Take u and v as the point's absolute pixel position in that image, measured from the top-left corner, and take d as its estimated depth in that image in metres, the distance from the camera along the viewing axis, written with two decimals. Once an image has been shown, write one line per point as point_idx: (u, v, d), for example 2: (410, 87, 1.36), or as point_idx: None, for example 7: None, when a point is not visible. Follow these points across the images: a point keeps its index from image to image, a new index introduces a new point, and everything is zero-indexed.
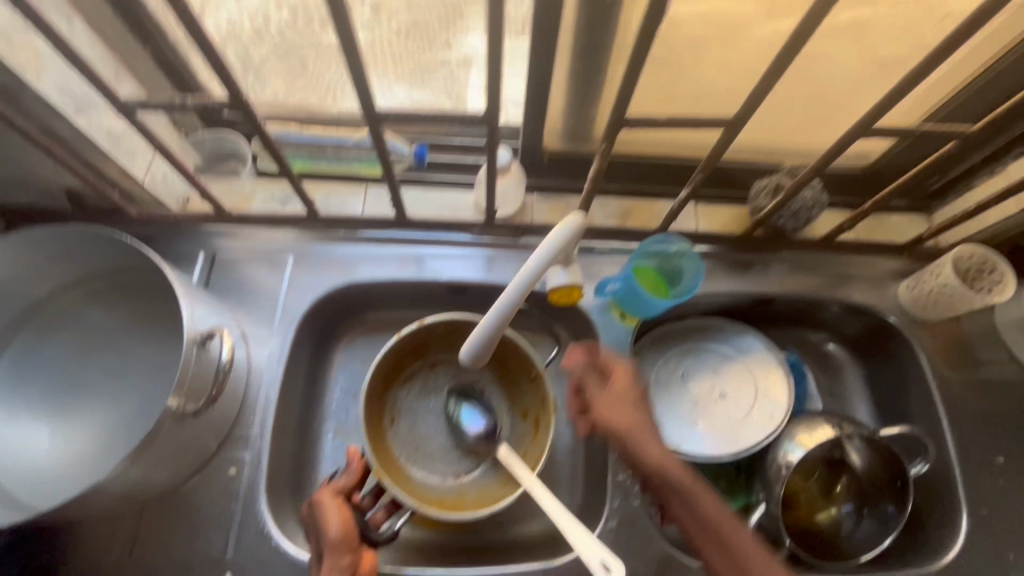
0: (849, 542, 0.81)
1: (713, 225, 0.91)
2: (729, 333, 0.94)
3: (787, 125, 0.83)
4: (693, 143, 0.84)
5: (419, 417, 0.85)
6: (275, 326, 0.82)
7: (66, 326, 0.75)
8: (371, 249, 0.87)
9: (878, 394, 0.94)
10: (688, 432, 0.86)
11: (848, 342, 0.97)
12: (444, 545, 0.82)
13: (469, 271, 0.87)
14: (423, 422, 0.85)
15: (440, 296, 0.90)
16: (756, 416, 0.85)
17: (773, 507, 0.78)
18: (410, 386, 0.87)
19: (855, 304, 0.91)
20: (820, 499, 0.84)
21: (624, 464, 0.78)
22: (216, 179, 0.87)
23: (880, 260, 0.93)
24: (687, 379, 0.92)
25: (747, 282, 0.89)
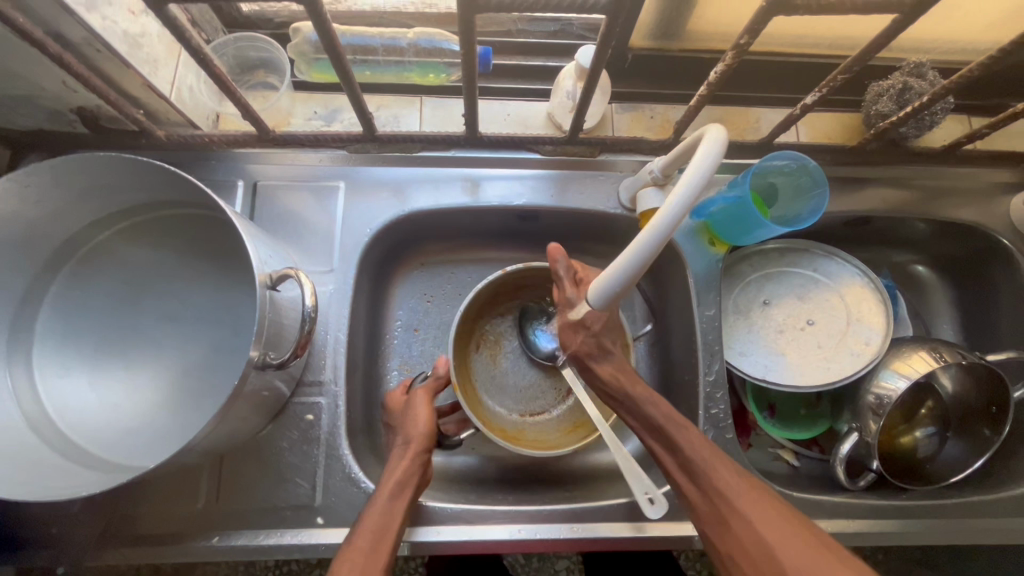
0: (932, 465, 0.79)
1: (814, 136, 0.81)
2: (816, 255, 0.87)
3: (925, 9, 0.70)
4: (806, 37, 0.72)
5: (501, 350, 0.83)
6: (334, 262, 0.75)
7: (106, 270, 0.67)
8: (430, 171, 0.78)
9: (967, 317, 0.90)
10: (775, 360, 0.82)
11: (937, 262, 0.91)
12: (522, 478, 0.80)
13: (542, 196, 0.78)
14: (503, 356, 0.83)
15: (507, 225, 0.82)
16: (850, 344, 0.81)
17: (869, 437, 0.75)
18: (504, 319, 0.83)
19: (960, 222, 0.83)
20: (902, 425, 0.80)
21: (717, 397, 0.75)
22: (247, 93, 0.75)
23: (989, 171, 0.84)
24: (770, 305, 0.86)
25: (845, 201, 0.81)
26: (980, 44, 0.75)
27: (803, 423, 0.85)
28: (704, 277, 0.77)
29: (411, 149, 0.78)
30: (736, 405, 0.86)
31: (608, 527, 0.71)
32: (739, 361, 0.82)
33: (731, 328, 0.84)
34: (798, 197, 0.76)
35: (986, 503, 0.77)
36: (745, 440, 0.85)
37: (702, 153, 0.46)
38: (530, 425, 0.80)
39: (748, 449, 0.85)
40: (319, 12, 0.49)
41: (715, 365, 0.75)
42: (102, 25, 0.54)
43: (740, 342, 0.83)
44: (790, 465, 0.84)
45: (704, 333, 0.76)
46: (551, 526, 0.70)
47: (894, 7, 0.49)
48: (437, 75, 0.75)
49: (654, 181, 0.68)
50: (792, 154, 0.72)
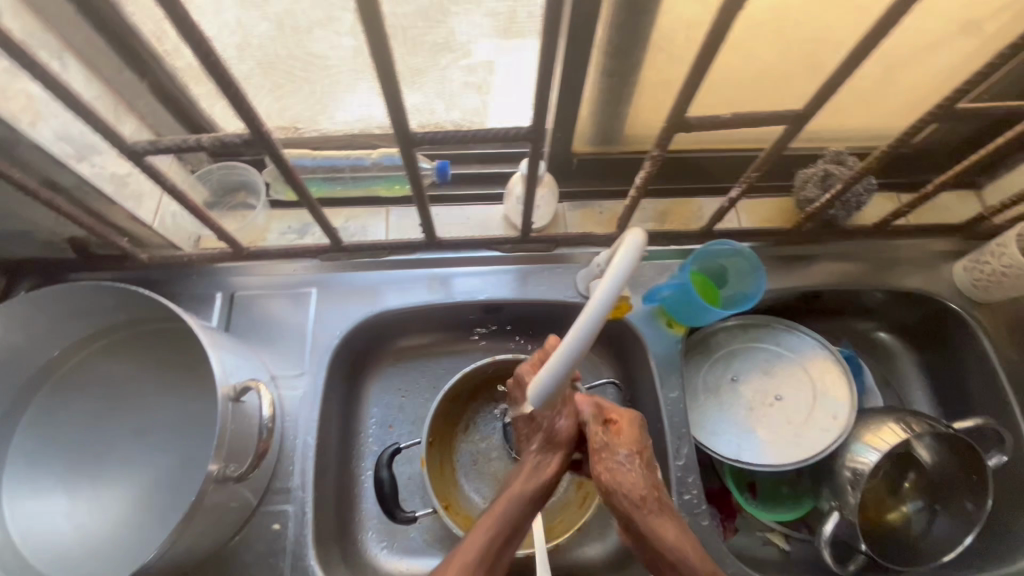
0: (923, 542, 0.76)
1: (755, 220, 0.86)
2: (778, 330, 0.89)
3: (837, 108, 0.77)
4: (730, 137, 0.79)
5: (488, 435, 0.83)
6: (305, 366, 0.78)
7: (81, 388, 0.70)
8: (397, 273, 0.83)
9: (937, 382, 0.90)
10: (747, 439, 0.82)
11: (899, 329, 0.93)
12: None
13: (505, 289, 0.83)
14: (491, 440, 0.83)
15: (474, 318, 0.85)
16: (818, 418, 0.81)
17: (848, 514, 0.74)
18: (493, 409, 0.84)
19: (908, 291, 0.87)
20: (888, 498, 0.79)
21: (688, 482, 0.74)
22: (227, 214, 0.82)
23: (929, 241, 0.89)
24: (738, 382, 0.87)
25: (792, 277, 0.86)
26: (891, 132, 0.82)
27: (786, 502, 0.83)
28: (664, 359, 0.79)
29: (379, 255, 0.83)
30: (715, 485, 0.85)
31: None
32: (710, 440, 0.82)
33: (701, 407, 0.85)
34: (743, 277, 0.81)
35: None
36: (730, 524, 0.83)
37: (622, 253, 0.49)
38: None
39: (733, 534, 0.83)
40: (276, 151, 0.56)
41: (683, 448, 0.75)
42: (92, 172, 0.62)
43: (711, 421, 0.84)
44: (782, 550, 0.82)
45: (670, 415, 0.77)
46: None
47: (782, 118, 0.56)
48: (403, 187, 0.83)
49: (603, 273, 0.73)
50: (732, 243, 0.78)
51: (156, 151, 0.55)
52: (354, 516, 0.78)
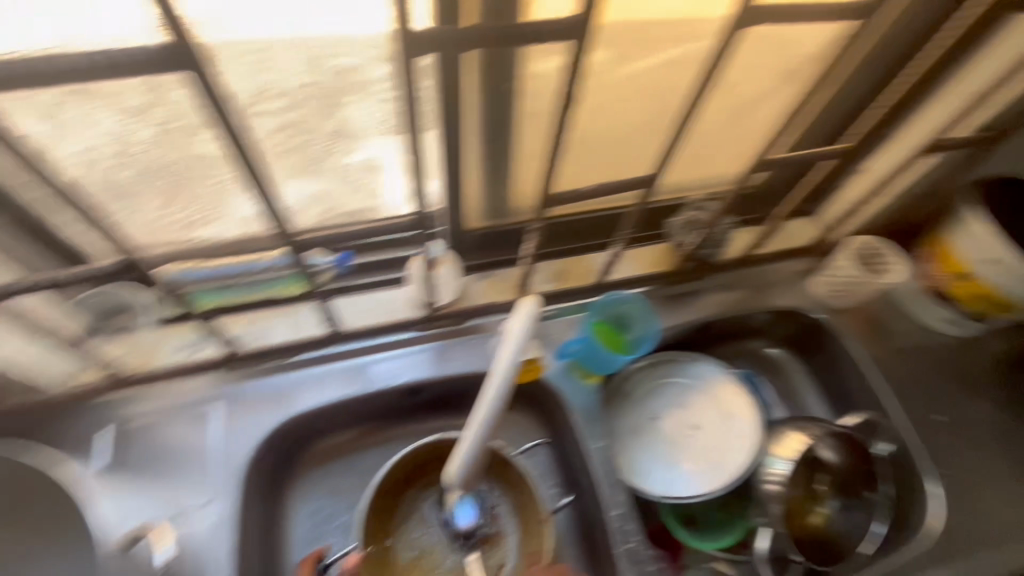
0: (843, 538, 0.82)
1: (643, 267, 0.95)
2: (685, 362, 0.95)
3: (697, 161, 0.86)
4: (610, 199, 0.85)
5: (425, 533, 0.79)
6: (217, 489, 0.73)
7: None
8: (310, 371, 0.82)
9: (825, 385, 1.00)
10: (673, 474, 0.87)
11: (785, 343, 1.04)
12: None
13: (423, 368, 0.83)
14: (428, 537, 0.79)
15: (396, 404, 0.84)
16: (730, 442, 0.88)
17: (775, 528, 0.79)
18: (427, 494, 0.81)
19: (781, 309, 0.98)
20: (812, 502, 0.83)
21: (629, 530, 0.76)
22: (108, 341, 0.76)
23: (791, 263, 1.01)
24: (657, 420, 0.93)
25: (682, 313, 0.95)
26: None
27: (724, 529, 0.87)
28: (585, 412, 0.82)
29: (288, 355, 0.82)
30: (658, 526, 0.87)
31: None
32: (642, 483, 0.86)
33: (628, 451, 0.89)
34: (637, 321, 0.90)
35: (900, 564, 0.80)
36: (676, 563, 0.85)
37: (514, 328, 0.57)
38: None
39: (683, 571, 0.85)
40: None
41: (618, 497, 0.77)
42: None
43: (639, 463, 0.88)
44: None
45: (599, 467, 0.79)
46: None
47: None
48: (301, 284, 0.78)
49: None
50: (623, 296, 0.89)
51: None
52: None
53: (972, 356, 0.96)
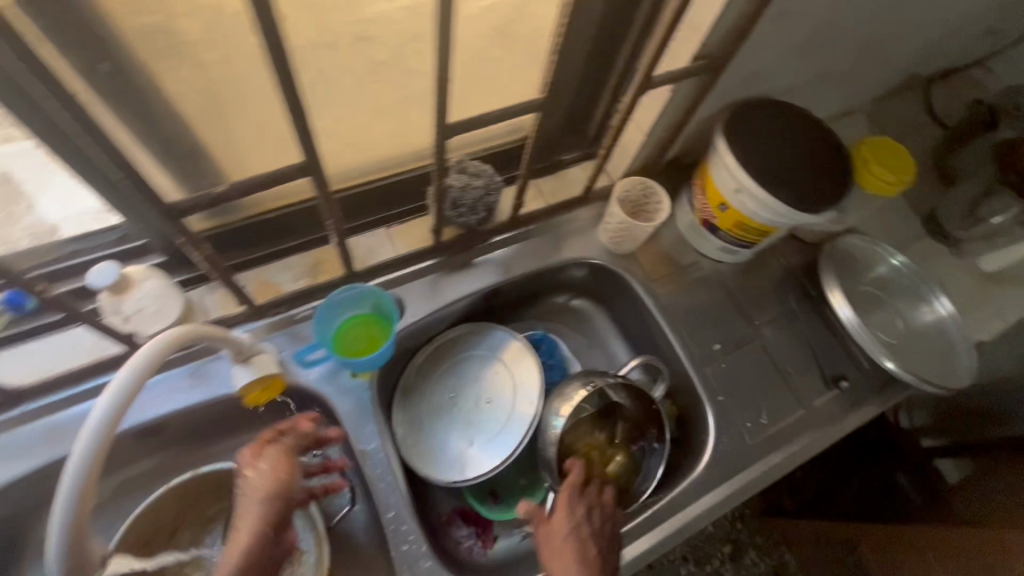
0: (638, 479, 0.85)
1: (411, 242, 0.87)
2: (478, 334, 0.92)
3: (412, 128, 0.76)
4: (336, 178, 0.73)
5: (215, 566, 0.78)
6: None
7: None
8: (16, 437, 0.71)
9: (626, 329, 1.01)
10: (469, 454, 0.86)
11: (585, 293, 1.03)
12: None
13: (159, 406, 0.73)
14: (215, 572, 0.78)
15: (140, 445, 0.76)
16: (521, 409, 0.87)
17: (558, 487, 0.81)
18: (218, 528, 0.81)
19: (569, 262, 0.95)
20: (607, 448, 0.86)
21: (405, 532, 0.73)
22: None
23: (576, 213, 0.97)
24: (457, 398, 0.90)
25: (465, 283, 0.89)
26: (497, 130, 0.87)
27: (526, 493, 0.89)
28: (354, 417, 0.77)
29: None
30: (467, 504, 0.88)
31: None
32: (439, 469, 0.84)
33: (428, 439, 0.87)
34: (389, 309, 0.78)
35: (682, 494, 0.84)
36: (487, 536, 0.86)
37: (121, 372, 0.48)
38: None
39: (494, 542, 0.86)
40: None
41: (393, 498, 0.74)
42: None
43: (436, 449, 0.86)
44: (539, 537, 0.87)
45: (370, 471, 0.75)
46: None
47: None
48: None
49: (234, 360, 0.67)
50: (359, 287, 0.76)
51: None
52: None
53: (749, 278, 0.99)
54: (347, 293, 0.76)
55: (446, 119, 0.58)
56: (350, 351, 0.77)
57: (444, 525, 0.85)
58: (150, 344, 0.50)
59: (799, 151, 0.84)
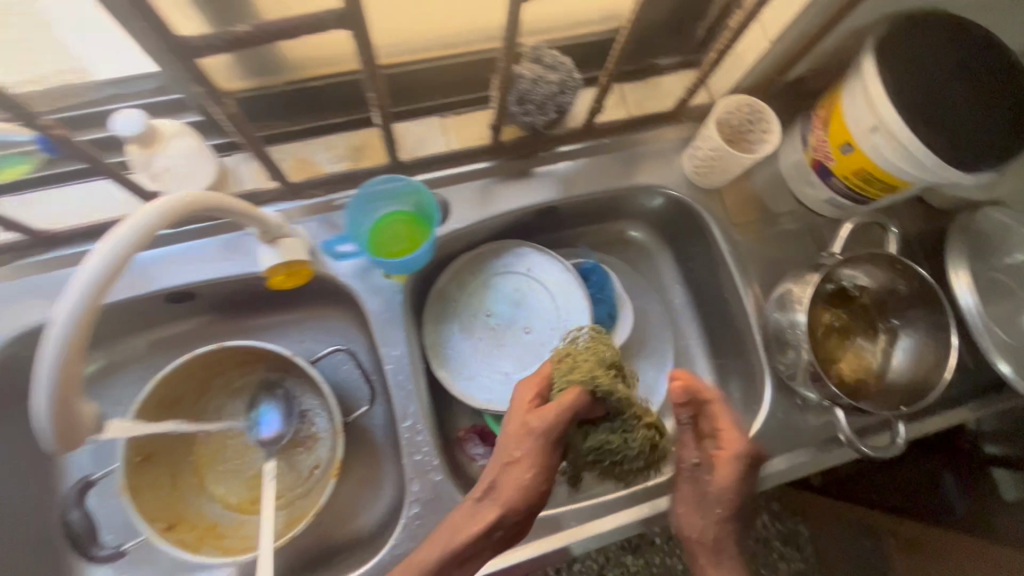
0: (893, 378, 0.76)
1: (466, 137, 0.77)
2: (521, 253, 0.85)
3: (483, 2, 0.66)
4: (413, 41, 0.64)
5: (231, 435, 0.78)
6: None
7: None
8: (51, 277, 0.70)
9: (690, 275, 0.90)
10: (498, 380, 0.81)
11: (651, 226, 0.91)
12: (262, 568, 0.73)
13: (188, 271, 0.70)
14: (231, 442, 0.78)
15: (169, 308, 0.75)
16: (561, 344, 0.81)
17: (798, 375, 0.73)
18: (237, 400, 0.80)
19: (641, 188, 0.82)
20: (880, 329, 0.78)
21: (419, 442, 0.68)
22: None
23: (658, 131, 0.83)
24: (491, 318, 0.84)
25: (522, 193, 0.79)
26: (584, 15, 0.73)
27: None
28: (383, 317, 0.72)
29: (20, 258, 0.69)
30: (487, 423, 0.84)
31: None
32: (464, 390, 0.81)
33: (453, 356, 0.82)
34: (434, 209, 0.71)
35: None
36: None
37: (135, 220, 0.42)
38: (248, 521, 0.76)
39: None
40: None
41: (411, 407, 0.70)
42: None
43: (467, 369, 0.82)
44: None
45: (391, 376, 0.70)
46: None
47: None
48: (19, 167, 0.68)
49: (263, 236, 0.62)
50: (401, 177, 0.69)
51: None
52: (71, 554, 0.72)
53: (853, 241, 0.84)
54: (386, 184, 0.69)
55: None
56: (379, 249, 0.71)
57: (459, 441, 0.82)
58: (145, 212, 0.43)
59: (968, 80, 0.65)
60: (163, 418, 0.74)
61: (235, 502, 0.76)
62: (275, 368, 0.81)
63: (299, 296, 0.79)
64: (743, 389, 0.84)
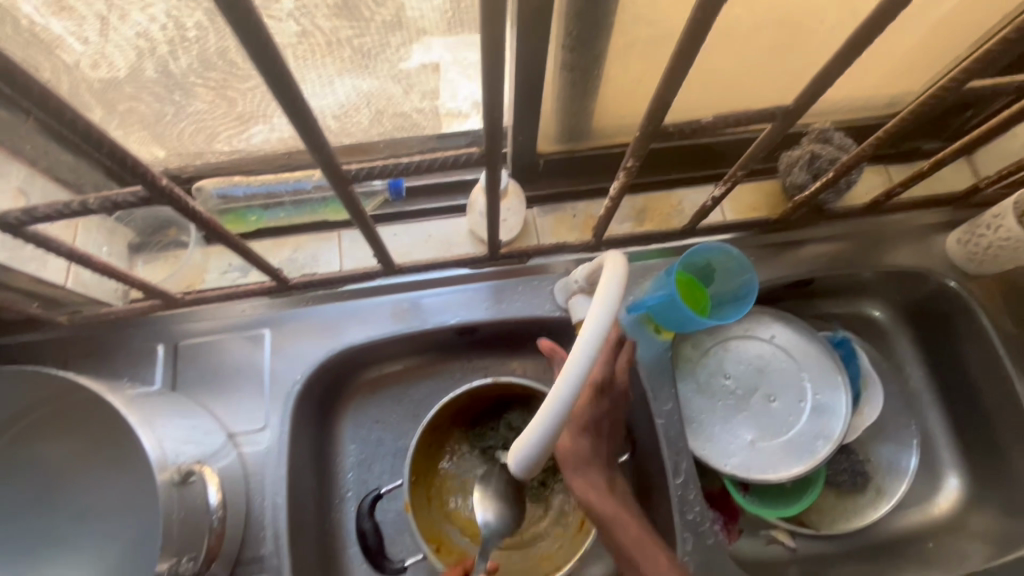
0: None
1: (742, 207, 0.80)
2: (761, 321, 0.85)
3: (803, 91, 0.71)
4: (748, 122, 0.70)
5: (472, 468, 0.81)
6: (266, 417, 0.71)
7: (13, 470, 0.62)
8: (359, 303, 0.77)
9: (933, 361, 0.86)
10: (745, 448, 0.79)
11: (892, 306, 0.89)
12: None
13: (478, 308, 0.77)
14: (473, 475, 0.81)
15: (446, 340, 0.81)
16: (813, 418, 0.80)
17: None
18: (473, 436, 0.82)
19: (900, 268, 0.83)
20: None
21: (690, 500, 0.70)
22: (159, 255, 0.73)
23: (920, 214, 0.84)
24: (730, 380, 0.83)
25: (781, 265, 0.81)
26: (876, 102, 0.77)
27: (786, 496, 0.81)
28: (656, 373, 0.74)
29: (336, 285, 0.77)
30: (716, 487, 0.82)
31: None
32: (713, 453, 0.79)
33: (695, 417, 0.81)
34: (727, 277, 0.75)
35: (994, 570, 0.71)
36: (733, 527, 0.81)
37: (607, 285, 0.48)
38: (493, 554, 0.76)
39: (738, 536, 0.81)
40: (190, 207, 0.46)
41: (682, 463, 0.71)
42: None
43: (711, 432, 0.80)
44: (786, 547, 0.81)
45: (664, 430, 0.72)
46: None
47: (783, 114, 0.48)
48: None
49: (580, 289, 0.68)
50: (717, 242, 0.71)
51: (35, 219, 0.43)
52: (338, 562, 0.75)
53: None
54: (699, 249, 0.72)
55: (972, 76, 0.49)
56: (686, 296, 0.72)
57: None
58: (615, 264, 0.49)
59: None
60: (429, 445, 0.78)
61: (477, 531, 0.78)
62: (525, 411, 0.81)
63: (554, 342, 0.82)
64: (1000, 490, 0.79)
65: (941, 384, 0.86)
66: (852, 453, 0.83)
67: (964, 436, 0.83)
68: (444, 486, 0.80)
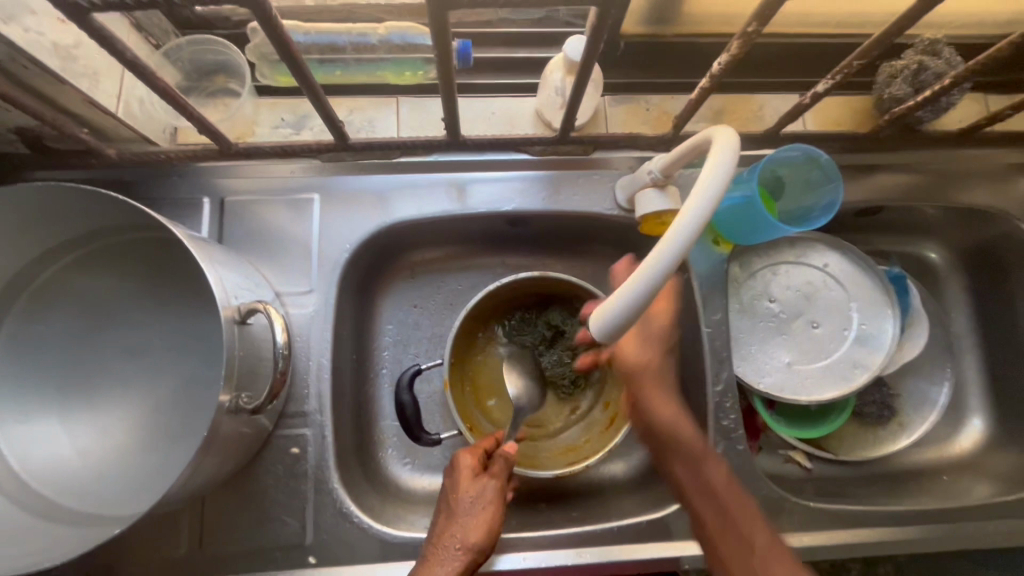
0: None
1: (825, 121, 0.75)
2: (817, 247, 0.83)
3: None
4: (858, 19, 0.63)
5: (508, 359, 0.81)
6: (313, 281, 0.70)
7: (66, 300, 0.62)
8: (412, 177, 0.74)
9: (983, 307, 0.85)
10: (782, 369, 0.79)
11: (953, 248, 0.86)
12: (537, 485, 0.77)
13: (535, 198, 0.74)
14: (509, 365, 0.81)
15: (495, 229, 0.78)
16: (855, 348, 0.80)
17: None
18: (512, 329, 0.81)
19: (975, 207, 0.79)
20: None
21: (727, 407, 0.71)
22: (207, 101, 0.69)
23: (1009, 152, 0.79)
24: (777, 302, 0.82)
25: (854, 189, 0.77)
26: (997, 16, 0.70)
27: (811, 420, 0.82)
28: (709, 282, 0.73)
29: (390, 155, 0.74)
30: (744, 405, 0.83)
31: (621, 546, 0.68)
32: (749, 371, 0.79)
33: (736, 335, 0.81)
34: (801, 190, 0.71)
35: (1006, 505, 0.74)
36: (754, 443, 0.82)
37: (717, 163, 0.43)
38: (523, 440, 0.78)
39: (758, 452, 0.82)
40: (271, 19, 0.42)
41: (724, 372, 0.72)
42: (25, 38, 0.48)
43: (750, 351, 0.80)
44: (803, 468, 0.82)
45: (710, 339, 0.72)
46: (565, 551, 0.67)
47: None
48: (416, 72, 0.70)
49: (653, 182, 0.64)
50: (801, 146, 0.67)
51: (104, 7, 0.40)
52: (372, 431, 0.77)
53: None
54: (780, 153, 0.68)
55: None
56: (764, 199, 0.68)
57: None
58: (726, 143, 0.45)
59: None
60: (469, 331, 0.78)
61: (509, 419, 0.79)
62: (565, 308, 0.79)
63: (605, 245, 0.80)
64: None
65: (987, 331, 0.85)
66: (884, 387, 0.84)
67: (999, 383, 0.83)
68: (478, 373, 0.80)
